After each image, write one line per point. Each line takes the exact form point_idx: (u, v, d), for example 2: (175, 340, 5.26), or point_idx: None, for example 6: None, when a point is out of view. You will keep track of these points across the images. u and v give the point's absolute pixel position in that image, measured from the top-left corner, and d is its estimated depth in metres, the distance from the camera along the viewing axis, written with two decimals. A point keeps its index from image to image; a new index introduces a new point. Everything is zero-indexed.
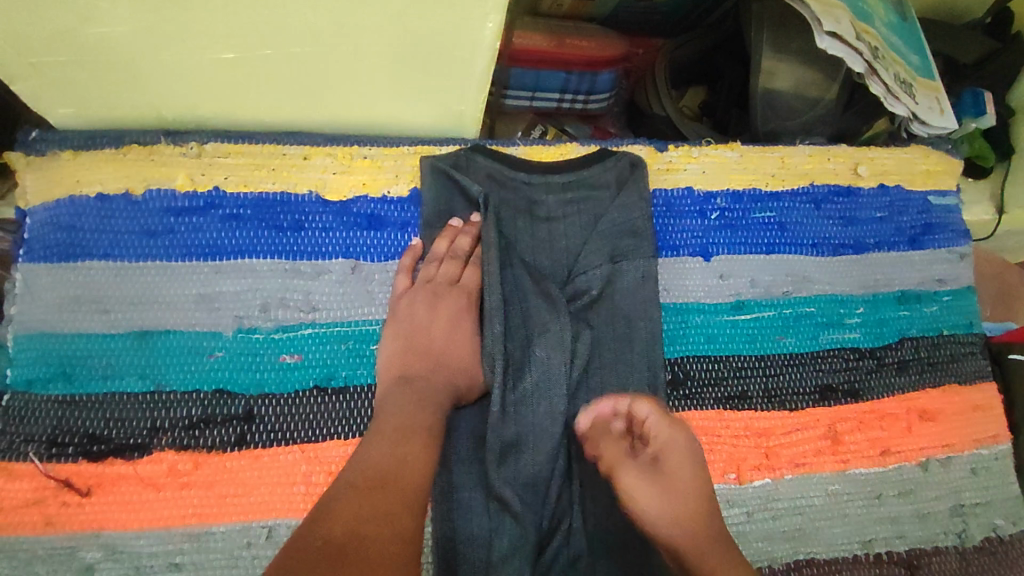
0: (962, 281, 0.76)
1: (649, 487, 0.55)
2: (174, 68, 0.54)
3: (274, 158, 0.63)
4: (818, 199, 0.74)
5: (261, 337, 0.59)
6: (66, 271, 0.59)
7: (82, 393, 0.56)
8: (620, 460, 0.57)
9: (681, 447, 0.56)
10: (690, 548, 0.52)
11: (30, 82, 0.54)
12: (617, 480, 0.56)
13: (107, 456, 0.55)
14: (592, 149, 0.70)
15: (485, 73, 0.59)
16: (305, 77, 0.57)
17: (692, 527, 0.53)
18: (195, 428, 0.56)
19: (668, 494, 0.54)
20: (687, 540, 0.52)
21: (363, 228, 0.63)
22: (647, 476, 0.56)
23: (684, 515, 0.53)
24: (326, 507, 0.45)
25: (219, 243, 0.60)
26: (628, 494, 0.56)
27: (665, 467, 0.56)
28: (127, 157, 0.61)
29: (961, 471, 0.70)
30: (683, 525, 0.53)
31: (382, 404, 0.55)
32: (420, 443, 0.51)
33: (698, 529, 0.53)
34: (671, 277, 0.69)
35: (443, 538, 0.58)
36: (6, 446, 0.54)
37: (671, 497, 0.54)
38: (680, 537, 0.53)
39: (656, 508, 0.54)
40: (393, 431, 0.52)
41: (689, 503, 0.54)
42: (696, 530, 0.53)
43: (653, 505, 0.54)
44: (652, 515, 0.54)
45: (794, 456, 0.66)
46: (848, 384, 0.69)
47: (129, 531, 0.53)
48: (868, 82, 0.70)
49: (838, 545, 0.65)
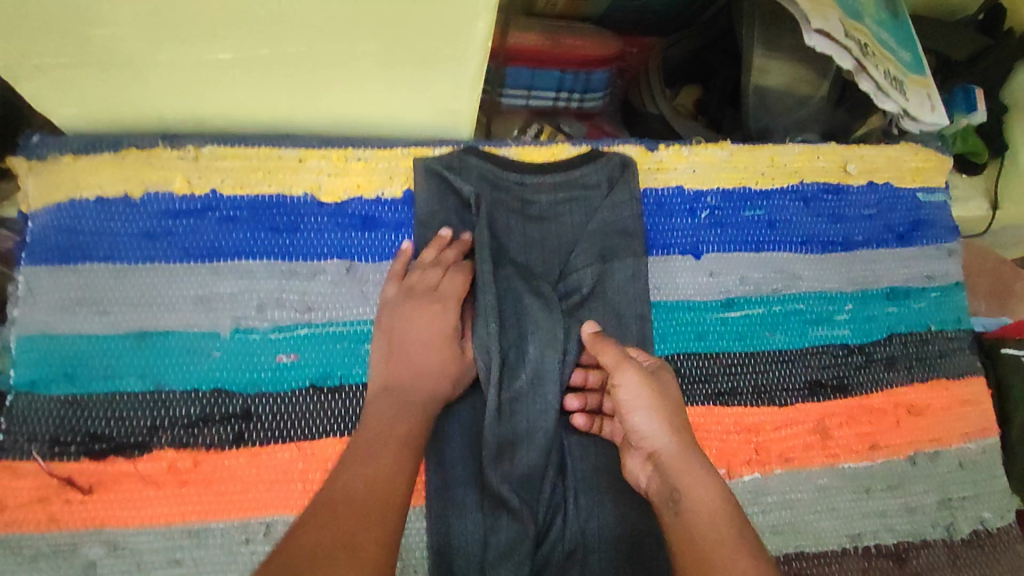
0: (951, 277, 0.77)
1: (651, 391, 0.56)
2: (173, 69, 0.55)
3: (270, 160, 0.64)
4: (808, 197, 0.75)
5: (258, 337, 0.60)
6: (66, 274, 0.60)
7: (83, 393, 0.57)
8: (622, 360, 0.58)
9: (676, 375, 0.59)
10: (675, 453, 0.53)
11: (32, 84, 0.56)
12: (616, 377, 0.57)
13: (108, 455, 0.56)
14: (584, 149, 0.71)
15: (478, 72, 0.60)
16: (301, 77, 0.58)
17: (681, 437, 0.54)
18: (194, 427, 0.57)
19: (665, 403, 0.56)
20: (676, 446, 0.54)
21: (358, 229, 0.64)
22: (648, 380, 0.57)
23: (676, 424, 0.55)
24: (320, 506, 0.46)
25: (216, 245, 0.61)
26: (626, 392, 0.56)
27: (663, 382, 0.58)
28: (126, 161, 0.62)
29: (949, 465, 0.71)
30: (674, 433, 0.54)
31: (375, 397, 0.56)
32: (413, 447, 0.53)
33: (684, 438, 0.54)
34: (662, 275, 0.70)
35: (438, 533, 0.59)
36: (10, 445, 0.56)
37: (666, 405, 0.56)
38: (666, 444, 0.54)
39: (654, 409, 0.55)
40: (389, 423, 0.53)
41: (680, 417, 0.56)
42: (684, 439, 0.54)
43: (646, 412, 0.56)
44: (649, 416, 0.55)
45: (783, 450, 0.67)
46: (836, 380, 0.70)
47: (130, 528, 0.55)
48: (857, 79, 0.71)
49: (826, 538, 0.66)
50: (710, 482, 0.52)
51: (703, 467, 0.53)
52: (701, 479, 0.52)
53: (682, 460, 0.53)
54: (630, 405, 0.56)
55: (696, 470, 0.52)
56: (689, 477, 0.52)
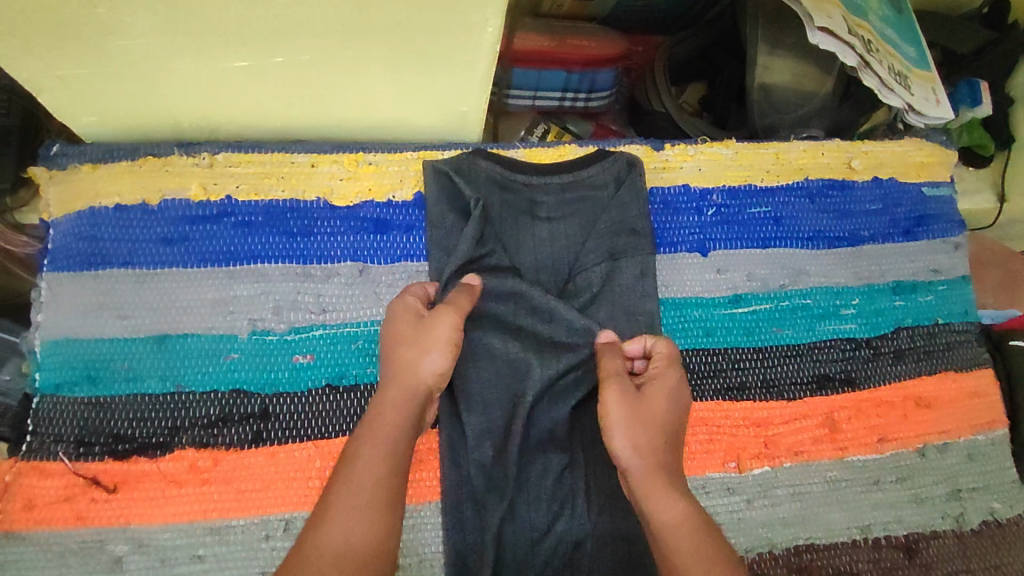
0: (957, 271, 0.77)
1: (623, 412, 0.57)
2: (189, 77, 0.57)
3: (284, 166, 0.65)
4: (814, 193, 0.76)
5: (275, 339, 0.61)
6: (87, 279, 0.61)
7: (106, 395, 0.59)
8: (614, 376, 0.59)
9: (664, 384, 0.59)
10: (643, 474, 0.55)
11: (54, 95, 0.57)
12: (602, 393, 0.58)
13: (131, 454, 0.57)
14: (590, 150, 0.72)
15: (487, 74, 0.61)
16: (313, 84, 0.60)
17: (650, 458, 0.55)
18: (214, 427, 0.59)
19: (637, 423, 0.57)
20: (643, 468, 0.55)
21: (370, 232, 0.66)
22: (626, 400, 0.57)
23: (645, 445, 0.56)
24: (325, 507, 0.49)
25: (233, 250, 0.63)
26: (606, 411, 0.58)
27: (644, 398, 0.58)
28: (142, 169, 0.63)
29: (958, 456, 0.71)
30: (643, 455, 0.55)
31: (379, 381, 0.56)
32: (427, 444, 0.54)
33: (655, 458, 0.55)
34: (669, 272, 0.71)
35: (453, 528, 0.60)
36: (37, 446, 0.57)
37: (640, 423, 0.57)
38: (634, 465, 0.55)
39: (622, 430, 0.56)
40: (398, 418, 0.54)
41: (656, 435, 0.56)
42: (654, 459, 0.55)
43: (621, 432, 0.56)
44: (623, 437, 0.56)
45: (792, 444, 0.68)
46: (844, 373, 0.71)
47: (154, 526, 0.56)
48: (860, 75, 0.71)
49: (836, 530, 0.67)
50: (675, 504, 0.53)
51: (672, 489, 0.54)
52: (666, 501, 0.53)
53: (648, 482, 0.54)
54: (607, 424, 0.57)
55: (661, 491, 0.53)
56: (655, 500, 0.53)
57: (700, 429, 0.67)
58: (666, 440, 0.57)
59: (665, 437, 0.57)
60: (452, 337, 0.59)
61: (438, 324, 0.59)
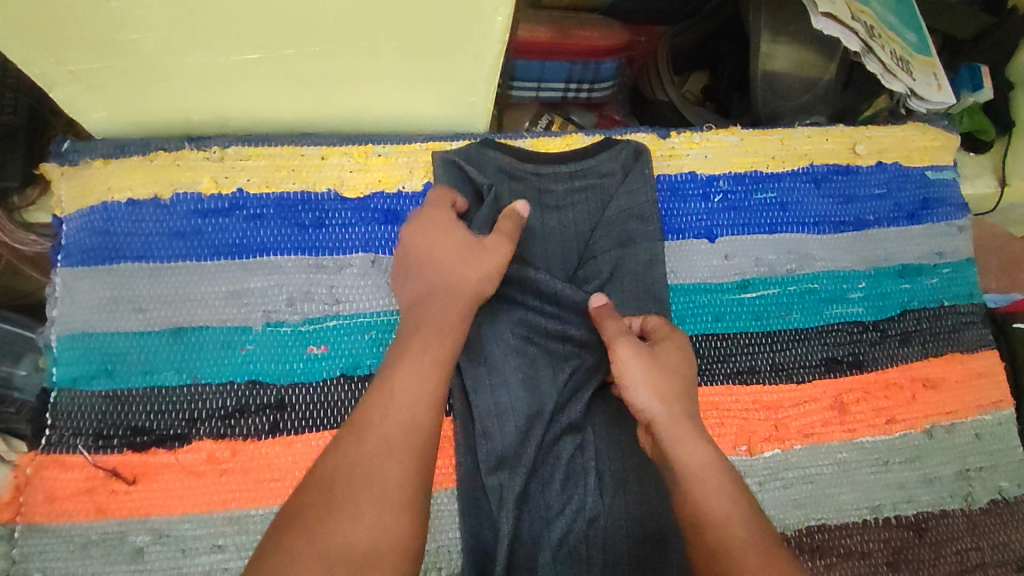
0: (962, 253, 0.78)
1: (643, 365, 0.57)
2: (201, 70, 0.57)
3: (294, 159, 0.66)
4: (819, 178, 0.76)
5: (289, 330, 0.62)
6: (101, 274, 0.61)
7: (123, 388, 0.59)
8: (621, 335, 0.60)
9: (675, 347, 0.60)
10: (668, 423, 0.54)
11: (67, 90, 0.57)
12: (613, 351, 0.59)
13: (150, 446, 0.57)
14: (597, 139, 0.72)
15: (496, 64, 0.61)
16: (325, 75, 0.60)
17: (674, 407, 0.55)
18: (231, 418, 0.59)
19: (659, 375, 0.57)
20: (668, 417, 0.55)
21: (381, 222, 0.66)
22: (643, 355, 0.58)
23: (669, 396, 0.56)
24: None
25: (245, 242, 0.63)
26: (621, 364, 0.58)
27: (660, 354, 0.59)
28: (154, 163, 0.63)
29: (966, 436, 0.72)
30: (666, 404, 0.55)
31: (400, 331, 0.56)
32: None
33: (677, 408, 0.55)
34: (677, 258, 0.71)
35: (470, 514, 0.61)
36: (56, 439, 0.57)
37: (664, 377, 0.57)
38: (660, 414, 0.55)
39: (643, 381, 0.57)
40: (439, 339, 0.53)
41: (676, 386, 0.57)
42: (676, 409, 0.55)
43: (642, 385, 0.57)
44: (645, 390, 0.56)
45: (802, 426, 0.69)
46: (852, 356, 0.72)
47: (174, 516, 0.56)
48: (863, 60, 0.72)
49: (847, 511, 0.68)
50: (702, 448, 0.53)
51: (697, 435, 0.54)
52: (692, 445, 0.53)
53: (673, 430, 0.54)
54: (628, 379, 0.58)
55: (689, 436, 0.53)
56: (682, 446, 0.53)
57: (712, 413, 0.67)
58: (686, 395, 0.57)
59: (686, 390, 0.57)
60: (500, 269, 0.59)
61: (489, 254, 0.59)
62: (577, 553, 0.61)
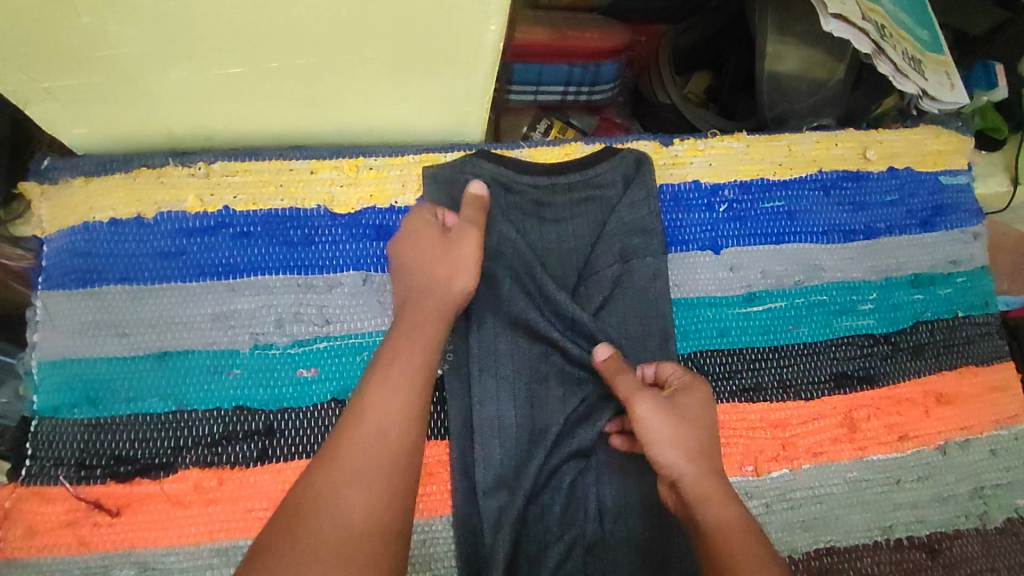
0: (977, 261, 0.75)
1: (667, 419, 0.56)
2: (181, 84, 0.55)
3: (282, 174, 0.63)
4: (827, 185, 0.73)
5: (277, 352, 0.60)
6: (82, 297, 0.59)
7: (107, 416, 0.57)
8: (638, 390, 0.58)
9: (697, 395, 0.58)
10: (696, 479, 0.53)
11: (43, 106, 0.55)
12: (633, 410, 0.57)
13: (134, 476, 0.55)
14: (597, 147, 0.70)
15: (490, 73, 0.59)
16: (311, 88, 0.58)
17: (700, 464, 0.54)
18: (218, 445, 0.57)
19: (681, 427, 0.56)
20: (695, 473, 0.53)
21: (373, 239, 0.64)
22: (663, 410, 0.56)
23: (694, 450, 0.55)
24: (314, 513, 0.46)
25: (231, 262, 0.61)
26: (643, 423, 0.56)
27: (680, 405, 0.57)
28: (137, 181, 0.61)
29: (980, 453, 0.69)
30: (693, 460, 0.54)
31: (392, 346, 0.53)
32: None
33: (705, 463, 0.54)
34: (680, 272, 0.69)
35: (466, 542, 0.58)
36: (36, 471, 0.55)
37: (684, 431, 0.55)
38: (685, 470, 0.54)
39: (669, 437, 0.55)
40: None
41: (699, 441, 0.55)
42: (703, 464, 0.54)
43: (665, 440, 0.55)
44: (670, 445, 0.55)
45: (811, 445, 0.66)
46: (863, 370, 0.69)
47: (159, 549, 0.55)
48: (875, 62, 0.69)
49: (858, 532, 0.65)
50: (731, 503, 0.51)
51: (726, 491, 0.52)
52: (719, 500, 0.51)
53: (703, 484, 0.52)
54: (649, 435, 0.56)
55: (716, 494, 0.52)
56: (712, 500, 0.51)
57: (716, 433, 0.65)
58: (709, 446, 0.55)
59: (711, 444, 0.56)
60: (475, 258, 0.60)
61: (462, 243, 0.60)
62: None
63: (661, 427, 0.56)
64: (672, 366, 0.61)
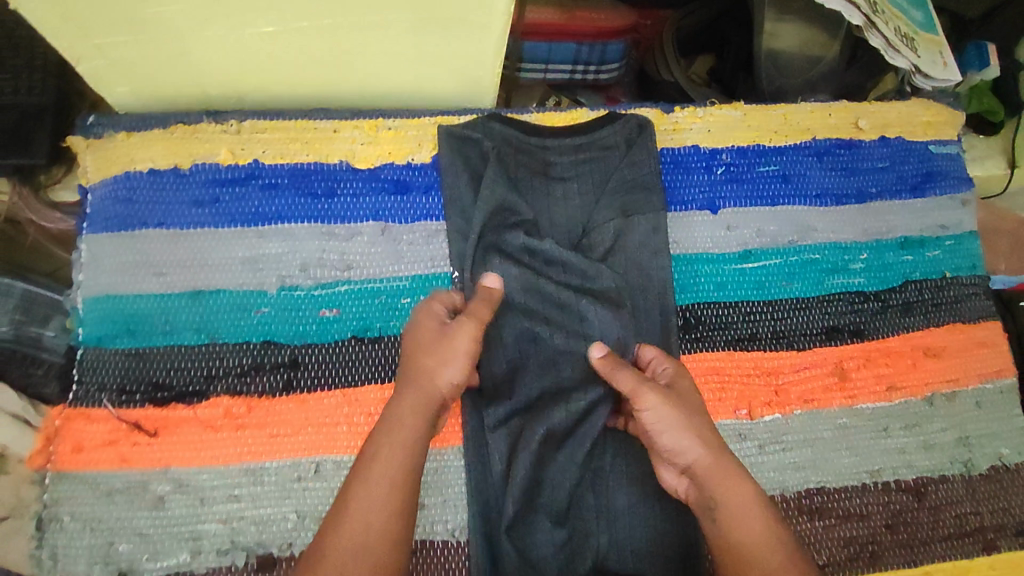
0: (965, 226, 0.79)
1: (676, 406, 0.57)
2: (218, 42, 0.60)
3: (307, 132, 0.68)
4: (821, 152, 0.77)
5: (302, 293, 0.64)
6: (123, 240, 0.64)
7: (146, 347, 0.62)
8: (641, 383, 0.58)
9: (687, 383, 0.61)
10: (710, 467, 0.56)
11: (93, 63, 0.60)
12: (640, 400, 0.57)
13: (170, 401, 0.60)
14: (601, 113, 0.74)
15: (501, 36, 0.63)
16: (336, 49, 0.62)
17: (712, 448, 0.56)
18: (247, 375, 0.61)
19: (690, 414, 0.58)
20: (708, 459, 0.56)
21: (391, 193, 0.68)
22: (670, 398, 0.58)
23: (705, 435, 0.57)
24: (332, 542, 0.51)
25: (260, 210, 0.66)
26: (653, 413, 0.57)
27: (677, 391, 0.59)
28: (174, 136, 0.66)
29: (966, 404, 0.73)
30: (706, 446, 0.56)
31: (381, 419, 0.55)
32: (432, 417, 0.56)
33: (715, 446, 0.57)
34: (680, 229, 0.73)
35: (475, 470, 0.63)
36: (81, 394, 0.60)
37: (690, 418, 0.57)
38: (699, 459, 0.56)
39: (681, 426, 0.57)
40: None
41: (705, 425, 0.58)
42: (716, 449, 0.57)
43: (677, 430, 0.57)
44: (682, 435, 0.56)
45: (803, 392, 0.70)
46: (854, 325, 0.73)
47: (192, 468, 0.59)
48: (867, 34, 0.73)
49: (847, 475, 0.69)
50: (745, 485, 0.55)
51: (736, 470, 0.56)
52: (734, 484, 0.55)
53: (718, 469, 0.55)
54: (658, 426, 0.57)
55: (731, 477, 0.55)
56: (727, 486, 0.55)
57: (711, 378, 0.69)
58: (712, 428, 0.58)
59: (712, 424, 0.59)
60: (470, 353, 0.58)
61: (460, 337, 0.58)
62: (579, 507, 0.63)
63: (669, 417, 0.57)
64: (653, 351, 0.64)
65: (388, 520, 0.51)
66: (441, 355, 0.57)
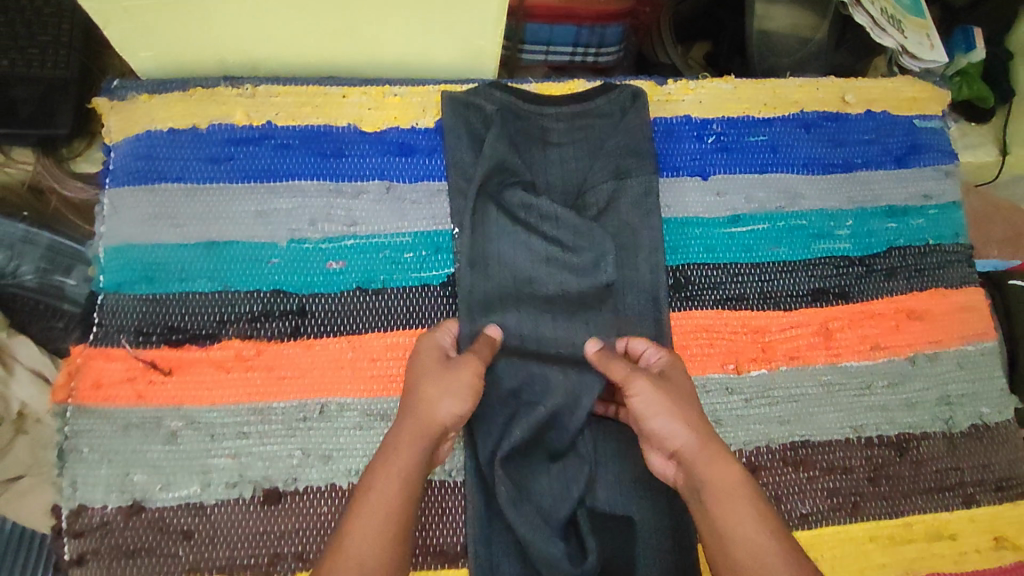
0: (948, 196, 0.82)
1: (664, 392, 0.59)
2: (235, 9, 0.63)
3: (318, 97, 0.72)
4: (809, 123, 0.80)
5: (311, 246, 0.68)
6: (143, 193, 0.68)
7: (162, 292, 0.65)
8: (634, 371, 0.60)
9: (674, 371, 0.62)
10: (697, 450, 0.56)
11: (118, 28, 0.64)
12: (630, 387, 0.59)
13: (185, 343, 0.64)
14: (598, 83, 0.78)
15: (502, 9, 0.66)
16: (346, 19, 0.66)
17: (699, 432, 0.57)
18: (257, 321, 0.65)
19: (677, 400, 0.59)
20: (696, 442, 0.57)
21: (396, 154, 0.72)
22: (659, 386, 0.59)
23: (692, 420, 0.58)
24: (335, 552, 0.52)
25: (273, 168, 0.69)
26: (640, 400, 0.59)
27: (665, 380, 0.61)
28: (192, 99, 0.70)
29: (948, 364, 0.75)
30: (693, 430, 0.57)
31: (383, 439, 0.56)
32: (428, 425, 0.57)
33: (703, 430, 0.57)
34: (672, 194, 0.76)
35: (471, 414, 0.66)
36: (102, 335, 0.64)
37: (678, 404, 0.58)
38: (686, 442, 0.57)
39: (669, 412, 0.58)
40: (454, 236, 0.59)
41: (692, 410, 0.59)
42: (703, 433, 0.57)
43: (665, 416, 0.58)
44: (669, 420, 0.57)
45: (788, 350, 0.73)
46: (839, 287, 0.76)
47: (204, 406, 0.63)
48: (852, 12, 0.78)
49: (831, 430, 0.71)
50: (731, 466, 0.56)
51: (723, 453, 0.57)
52: (721, 465, 0.56)
53: (704, 452, 0.56)
54: (646, 412, 0.58)
55: (717, 458, 0.56)
56: (713, 467, 0.56)
57: (700, 335, 0.72)
58: (699, 415, 0.59)
59: (700, 410, 0.59)
60: (473, 387, 0.59)
61: (462, 371, 0.59)
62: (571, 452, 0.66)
63: (654, 404, 0.58)
64: (643, 343, 0.66)
65: (387, 515, 0.53)
66: (444, 386, 0.58)
